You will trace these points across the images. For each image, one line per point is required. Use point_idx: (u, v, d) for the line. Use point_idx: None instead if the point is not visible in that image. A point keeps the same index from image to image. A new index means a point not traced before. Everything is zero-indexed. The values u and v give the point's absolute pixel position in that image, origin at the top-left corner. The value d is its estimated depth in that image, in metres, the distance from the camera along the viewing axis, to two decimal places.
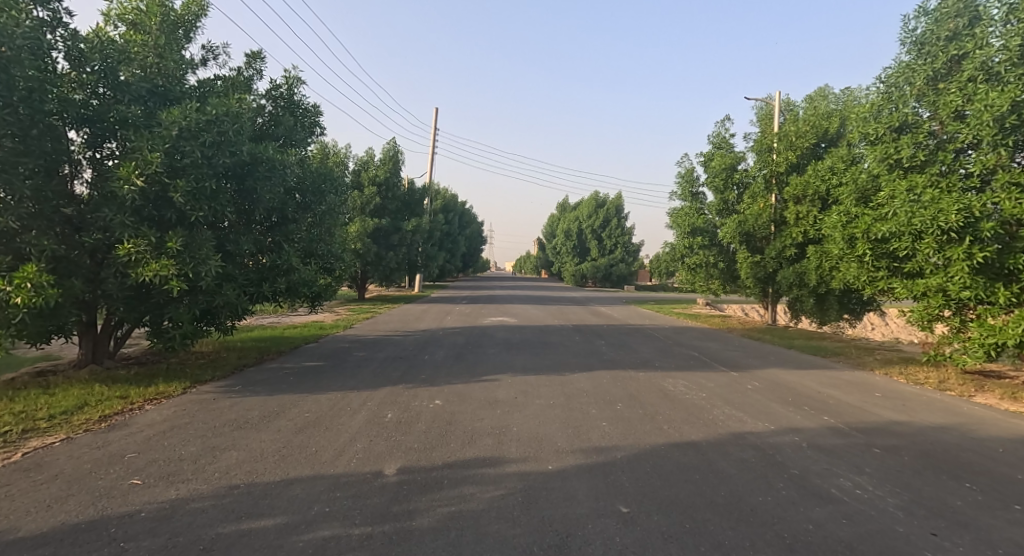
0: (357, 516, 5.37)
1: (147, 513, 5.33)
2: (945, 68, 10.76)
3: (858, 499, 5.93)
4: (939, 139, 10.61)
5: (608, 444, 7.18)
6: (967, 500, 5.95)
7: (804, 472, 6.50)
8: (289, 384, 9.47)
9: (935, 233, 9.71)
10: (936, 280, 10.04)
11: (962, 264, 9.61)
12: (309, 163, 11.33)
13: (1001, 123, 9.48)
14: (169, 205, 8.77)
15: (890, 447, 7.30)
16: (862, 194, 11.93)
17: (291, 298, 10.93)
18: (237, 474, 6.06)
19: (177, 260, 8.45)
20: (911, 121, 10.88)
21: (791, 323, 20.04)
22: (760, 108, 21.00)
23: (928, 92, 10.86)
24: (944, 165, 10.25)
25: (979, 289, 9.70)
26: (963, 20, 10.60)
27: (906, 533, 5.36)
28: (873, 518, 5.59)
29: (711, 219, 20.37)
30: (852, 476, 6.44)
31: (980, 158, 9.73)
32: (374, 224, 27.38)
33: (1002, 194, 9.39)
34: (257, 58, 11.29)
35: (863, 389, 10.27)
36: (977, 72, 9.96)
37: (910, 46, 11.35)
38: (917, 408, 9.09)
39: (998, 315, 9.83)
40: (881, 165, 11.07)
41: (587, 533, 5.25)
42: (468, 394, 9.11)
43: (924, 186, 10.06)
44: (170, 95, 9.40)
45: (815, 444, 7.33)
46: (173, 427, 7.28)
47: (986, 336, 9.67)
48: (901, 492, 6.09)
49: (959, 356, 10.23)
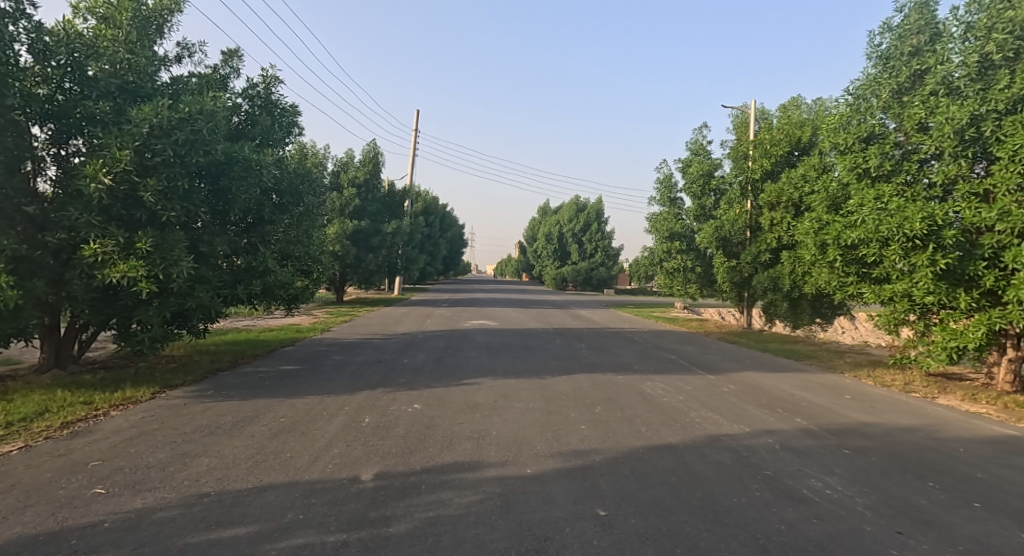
0: (333, 523, 5.21)
1: (111, 523, 5.13)
2: (909, 82, 10.81)
3: (829, 499, 5.88)
4: (904, 150, 10.69)
5: (588, 447, 7.09)
6: (931, 499, 5.94)
7: (777, 473, 6.44)
8: (265, 389, 9.26)
9: (900, 240, 9.75)
10: (901, 286, 10.02)
11: (926, 271, 9.58)
12: (287, 163, 11.12)
13: (961, 135, 9.60)
14: (139, 205, 8.50)
15: (859, 448, 7.28)
16: (833, 201, 12.02)
17: (268, 300, 10.66)
18: (208, 482, 5.87)
19: (147, 261, 8.21)
20: (878, 133, 11.03)
21: (766, 327, 20.23)
22: (737, 116, 21.06)
23: (893, 104, 10.95)
24: (910, 174, 10.33)
25: (942, 294, 9.66)
26: (925, 37, 10.71)
27: (872, 532, 5.31)
28: (842, 518, 5.54)
29: (689, 224, 20.43)
30: (822, 476, 6.39)
31: (942, 169, 9.81)
32: (352, 226, 26.97)
33: (964, 203, 9.47)
34: (233, 55, 11.08)
35: (832, 391, 10.30)
36: (938, 87, 10.04)
37: (876, 61, 11.51)
38: (884, 409, 9.15)
39: (960, 319, 9.88)
40: (850, 174, 11.11)
41: (564, 536, 5.14)
42: (447, 398, 8.98)
43: (891, 196, 10.14)
44: (141, 92, 9.11)
45: (789, 446, 7.28)
46: (139, 434, 7.05)
47: (948, 340, 9.78)
48: (869, 492, 6.05)
49: (924, 360, 10.41)
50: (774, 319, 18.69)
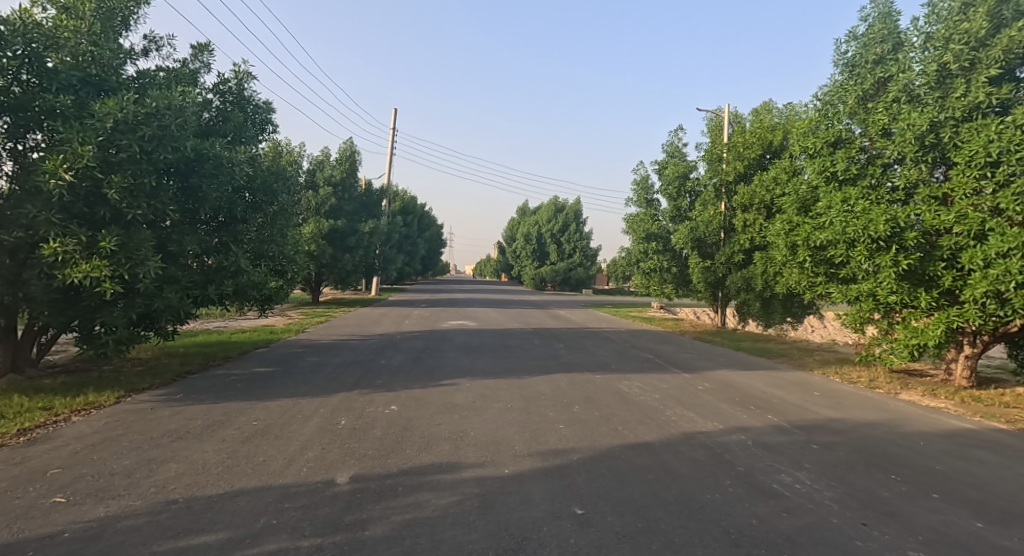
0: (307, 528, 5.06)
1: (71, 533, 4.93)
2: (873, 89, 11.16)
3: (799, 493, 5.85)
4: (869, 154, 10.78)
5: (566, 446, 7.00)
6: (893, 491, 5.96)
7: (749, 469, 6.40)
8: (237, 392, 9.04)
9: (865, 241, 9.75)
10: (866, 286, 10.03)
11: (889, 272, 9.63)
12: (259, 161, 10.83)
13: (922, 140, 9.71)
14: (103, 202, 8.25)
15: (828, 443, 7.28)
16: (803, 203, 11.95)
17: (240, 301, 10.44)
18: (176, 488, 5.68)
19: (111, 261, 7.98)
20: (844, 137, 11.05)
21: (740, 326, 20.33)
22: (711, 119, 21.02)
23: (859, 110, 11.19)
24: (874, 178, 10.40)
25: (904, 294, 9.75)
26: (888, 46, 11.24)
27: (839, 524, 5.30)
28: (810, 511, 5.51)
29: (665, 225, 20.48)
30: (792, 471, 6.37)
31: (905, 173, 9.88)
32: (328, 225, 26.66)
33: (924, 207, 9.51)
34: (204, 50, 10.82)
35: (802, 388, 10.33)
36: (900, 94, 10.28)
37: (842, 68, 11.86)
38: (850, 405, 9.19)
39: (920, 318, 10.05)
40: (818, 177, 11.15)
41: (542, 535, 5.03)
42: (425, 399, 8.83)
43: (857, 198, 10.16)
44: (104, 86, 8.89)
45: (761, 442, 7.26)
46: (103, 440, 6.83)
47: (910, 338, 9.98)
48: (836, 485, 6.04)
49: (886, 356, 10.53)
50: (747, 319, 18.79)
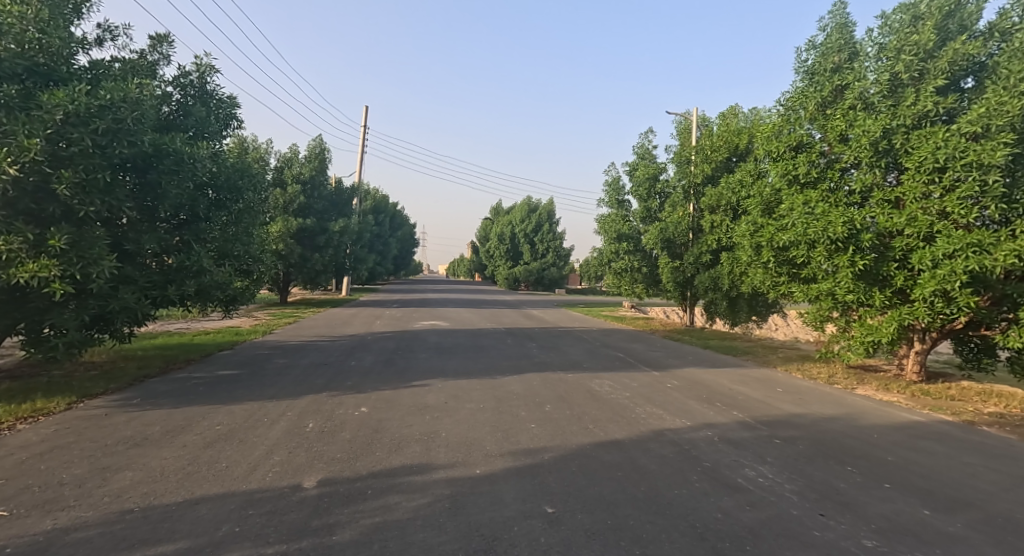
0: (272, 535, 4.84)
1: (15, 548, 4.65)
2: (831, 96, 11.00)
3: (761, 486, 5.79)
4: (829, 158, 10.71)
5: (538, 445, 6.86)
6: (849, 481, 5.95)
7: (715, 464, 6.32)
8: (199, 396, 8.74)
9: (825, 242, 9.80)
10: (825, 285, 10.10)
11: (846, 272, 9.65)
12: (223, 157, 10.48)
13: (876, 146, 9.70)
14: (52, 199, 7.95)
15: (789, 437, 7.25)
16: (767, 206, 11.99)
17: (204, 302, 10.11)
18: (131, 497, 5.42)
19: (61, 260, 7.66)
20: (805, 142, 11.05)
21: (708, 325, 20.40)
22: (680, 122, 20.98)
23: (819, 116, 11.06)
24: (833, 182, 10.41)
25: (860, 293, 9.79)
26: (844, 55, 11.13)
27: (798, 516, 5.25)
28: (773, 503, 5.45)
29: (636, 226, 20.49)
30: (755, 465, 6.31)
31: (860, 177, 9.91)
32: (296, 224, 26.23)
33: (878, 209, 9.58)
34: (162, 41, 10.49)
35: (765, 384, 10.34)
36: (856, 102, 10.28)
37: (803, 75, 11.75)
38: (810, 400, 9.20)
39: (875, 315, 10.04)
40: (781, 180, 11.15)
41: (513, 535, 4.88)
42: (397, 400, 8.60)
43: (817, 201, 10.21)
44: (53, 76, 8.54)
45: (726, 437, 7.20)
46: (52, 449, 6.52)
47: (865, 335, 9.97)
48: (796, 478, 6.00)
49: (845, 352, 10.68)
50: (715, 318, 18.85)
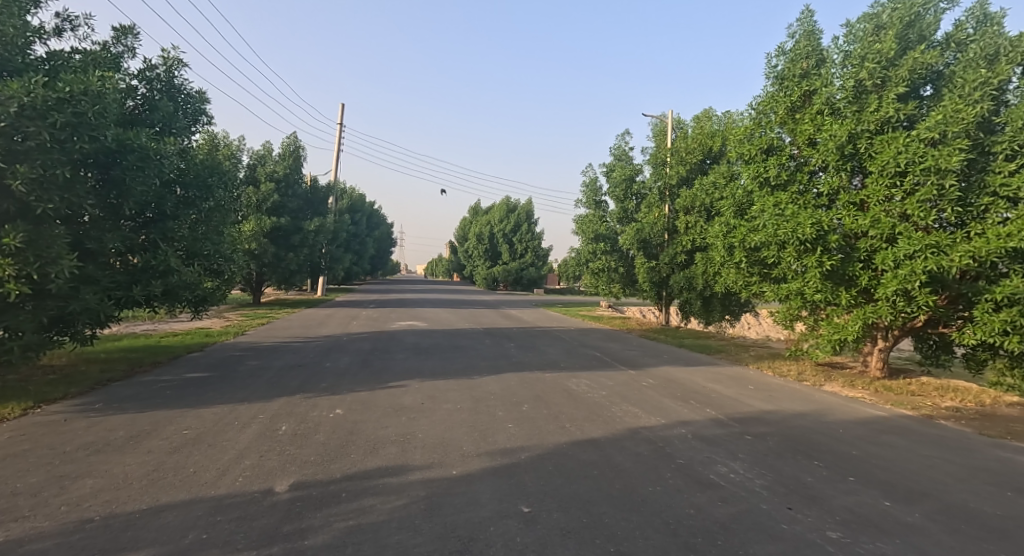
0: (241, 541, 4.68)
1: None
2: (801, 101, 10.99)
3: (733, 482, 5.74)
4: (798, 162, 10.71)
5: (514, 445, 6.75)
6: (816, 475, 5.93)
7: (689, 461, 6.27)
8: (167, 400, 8.51)
9: (795, 243, 9.82)
10: (795, 285, 10.15)
11: (815, 272, 9.68)
12: (193, 155, 10.32)
13: (843, 150, 9.73)
14: (7, 195, 7.65)
15: (760, 433, 7.22)
16: (740, 207, 12.03)
17: (171, 303, 9.88)
18: (92, 506, 5.23)
19: (17, 258, 7.40)
20: (775, 146, 11.02)
21: (683, 324, 20.45)
22: (656, 124, 21.03)
23: (790, 120, 11.05)
24: (802, 184, 10.42)
25: (827, 293, 9.84)
26: (812, 62, 11.09)
27: (767, 510, 5.21)
28: (744, 499, 5.41)
29: (612, 226, 20.48)
30: (727, 462, 6.27)
31: (828, 180, 9.93)
32: (270, 223, 25.86)
33: (844, 211, 9.62)
34: (127, 33, 10.23)
35: (738, 382, 10.34)
36: (823, 107, 10.26)
37: (773, 81, 11.62)
38: (781, 397, 9.20)
39: (842, 314, 10.07)
40: (753, 182, 11.17)
41: (488, 535, 4.77)
42: (372, 402, 8.45)
43: (787, 203, 10.24)
44: (8, 67, 8.24)
45: (700, 435, 7.15)
46: (8, 457, 6.28)
47: (833, 333, 10.01)
48: (767, 473, 5.97)
49: (813, 351, 10.72)
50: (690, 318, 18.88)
